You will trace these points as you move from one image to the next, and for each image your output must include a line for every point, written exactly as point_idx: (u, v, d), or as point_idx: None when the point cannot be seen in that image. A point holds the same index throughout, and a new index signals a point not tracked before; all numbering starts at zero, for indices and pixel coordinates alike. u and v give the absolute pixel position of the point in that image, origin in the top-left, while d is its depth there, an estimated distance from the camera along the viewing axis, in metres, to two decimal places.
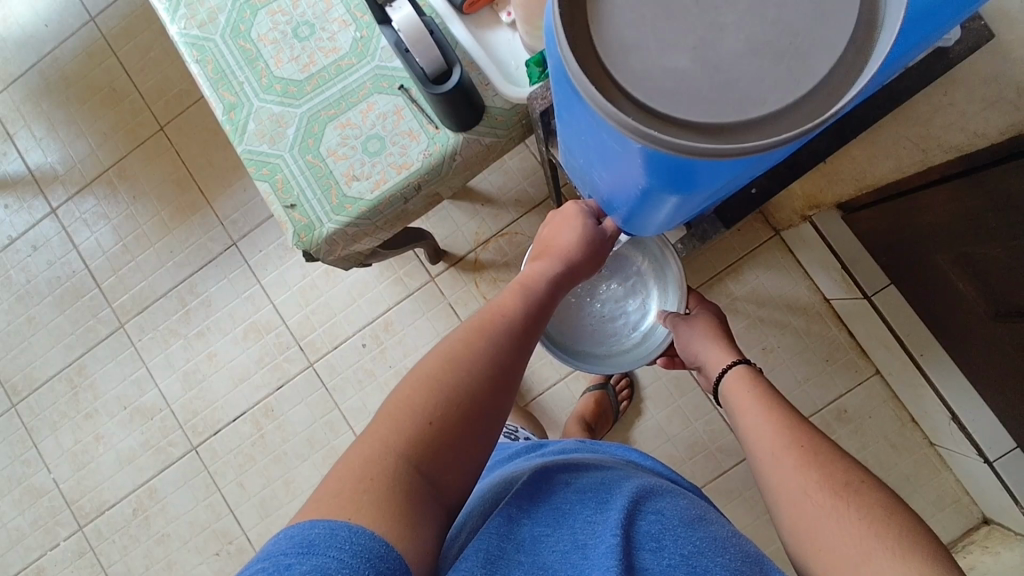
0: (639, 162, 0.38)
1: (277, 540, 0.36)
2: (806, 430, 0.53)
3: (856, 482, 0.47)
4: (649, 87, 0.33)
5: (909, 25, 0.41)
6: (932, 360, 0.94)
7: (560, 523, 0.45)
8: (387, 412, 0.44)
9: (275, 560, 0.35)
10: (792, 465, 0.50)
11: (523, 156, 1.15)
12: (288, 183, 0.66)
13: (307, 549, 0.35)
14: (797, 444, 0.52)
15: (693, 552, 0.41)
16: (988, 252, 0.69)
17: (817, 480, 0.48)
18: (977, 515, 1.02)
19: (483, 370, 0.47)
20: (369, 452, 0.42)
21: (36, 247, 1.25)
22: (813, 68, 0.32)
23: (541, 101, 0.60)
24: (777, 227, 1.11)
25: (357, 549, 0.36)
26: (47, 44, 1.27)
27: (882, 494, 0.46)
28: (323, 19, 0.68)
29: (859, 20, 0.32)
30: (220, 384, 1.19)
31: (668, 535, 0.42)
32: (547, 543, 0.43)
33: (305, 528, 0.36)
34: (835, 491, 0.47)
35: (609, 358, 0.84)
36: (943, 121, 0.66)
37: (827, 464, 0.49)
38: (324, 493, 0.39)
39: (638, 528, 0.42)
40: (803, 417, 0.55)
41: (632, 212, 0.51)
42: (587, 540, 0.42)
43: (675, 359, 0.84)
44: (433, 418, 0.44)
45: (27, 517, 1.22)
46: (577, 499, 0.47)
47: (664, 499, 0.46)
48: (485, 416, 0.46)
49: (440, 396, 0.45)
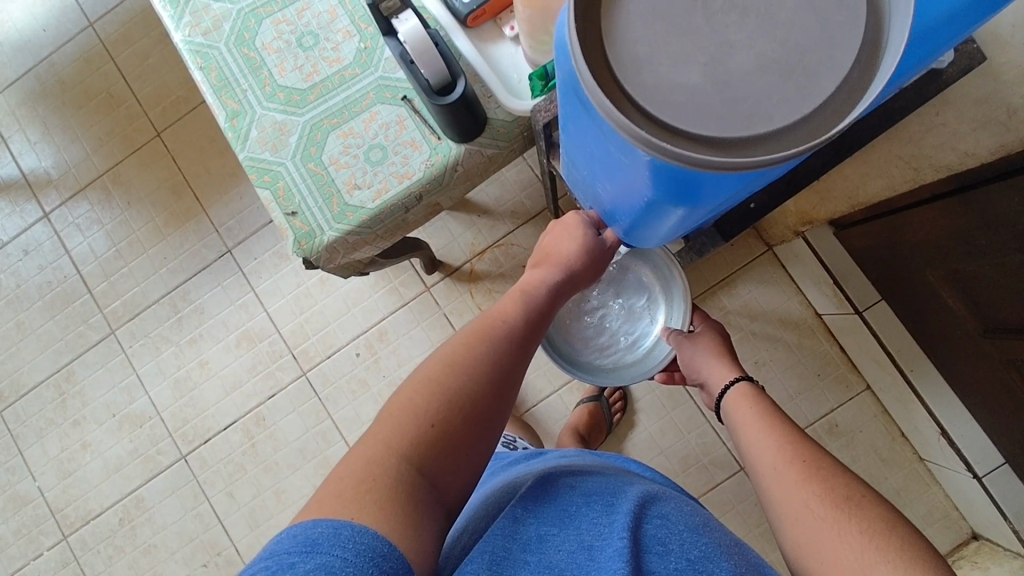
0: (645, 174, 0.39)
1: (279, 540, 0.36)
2: (808, 446, 0.54)
3: (856, 496, 0.48)
4: (660, 101, 0.34)
5: (910, 50, 0.42)
6: (922, 375, 0.96)
7: (566, 524, 0.45)
8: (387, 415, 0.44)
9: (278, 558, 0.35)
10: (794, 479, 0.51)
11: (520, 168, 1.16)
12: (289, 191, 0.66)
13: (311, 548, 0.35)
14: (799, 459, 0.52)
15: (699, 557, 0.41)
16: (976, 270, 0.70)
17: (818, 493, 0.49)
18: (966, 530, 1.03)
19: (484, 374, 0.47)
20: (370, 453, 0.42)
21: (26, 252, 1.25)
22: (819, 85, 0.33)
23: (543, 113, 0.61)
24: (770, 242, 1.12)
25: (360, 549, 0.36)
26: (44, 49, 1.26)
27: (883, 508, 0.47)
28: (327, 29, 0.69)
29: (863, 41, 0.32)
30: (211, 393, 1.18)
31: (673, 540, 0.42)
32: (553, 542, 0.44)
33: (308, 527, 0.36)
34: (836, 504, 0.47)
35: (633, 366, 0.85)
36: (935, 141, 0.67)
37: (828, 479, 0.50)
38: (326, 493, 0.39)
39: (644, 532, 0.42)
40: (805, 432, 0.56)
41: (634, 223, 0.52)
42: (593, 541, 0.43)
43: (673, 375, 0.84)
44: (435, 420, 0.44)
45: (10, 526, 1.21)
46: (583, 501, 0.47)
47: (667, 505, 0.46)
48: (487, 420, 0.47)
49: (442, 399, 0.45)
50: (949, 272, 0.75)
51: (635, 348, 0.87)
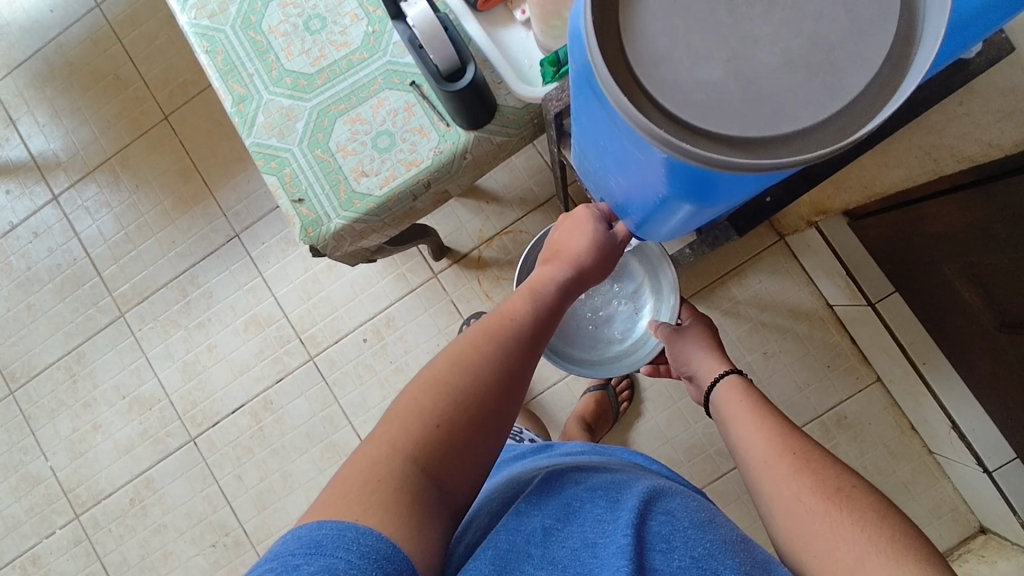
0: (660, 171, 0.37)
1: (284, 541, 0.36)
2: (799, 438, 0.53)
3: (847, 487, 0.47)
4: (679, 99, 0.33)
5: (950, 37, 0.42)
6: (934, 368, 0.95)
7: (570, 520, 0.45)
8: (393, 415, 0.44)
9: (283, 560, 0.35)
10: (785, 471, 0.50)
11: (529, 154, 1.14)
12: (296, 177, 0.65)
13: (315, 550, 0.35)
14: (789, 451, 0.52)
15: (704, 554, 0.40)
16: (995, 262, 0.68)
17: (810, 486, 0.48)
18: (974, 524, 1.02)
19: (490, 374, 0.47)
20: (376, 453, 0.41)
21: (36, 234, 1.25)
22: (845, 85, 0.31)
23: (555, 102, 0.59)
24: (782, 232, 1.11)
25: (364, 551, 0.35)
26: (51, 30, 1.26)
27: (874, 498, 0.46)
28: (335, 13, 0.68)
29: (894, 36, 0.31)
30: (220, 376, 1.19)
31: (678, 537, 0.41)
32: (558, 539, 0.43)
33: (313, 529, 0.36)
34: (828, 496, 0.47)
35: (628, 355, 0.84)
36: (958, 132, 0.65)
37: (818, 471, 0.49)
38: (330, 495, 0.39)
39: (649, 529, 0.42)
40: (796, 425, 0.56)
41: (646, 218, 0.50)
42: (597, 539, 0.42)
43: (660, 367, 0.83)
44: (441, 421, 0.43)
45: (22, 504, 1.22)
46: (587, 497, 0.47)
47: (673, 500, 0.46)
48: (493, 421, 0.46)
49: (449, 398, 0.44)
50: (966, 265, 0.74)
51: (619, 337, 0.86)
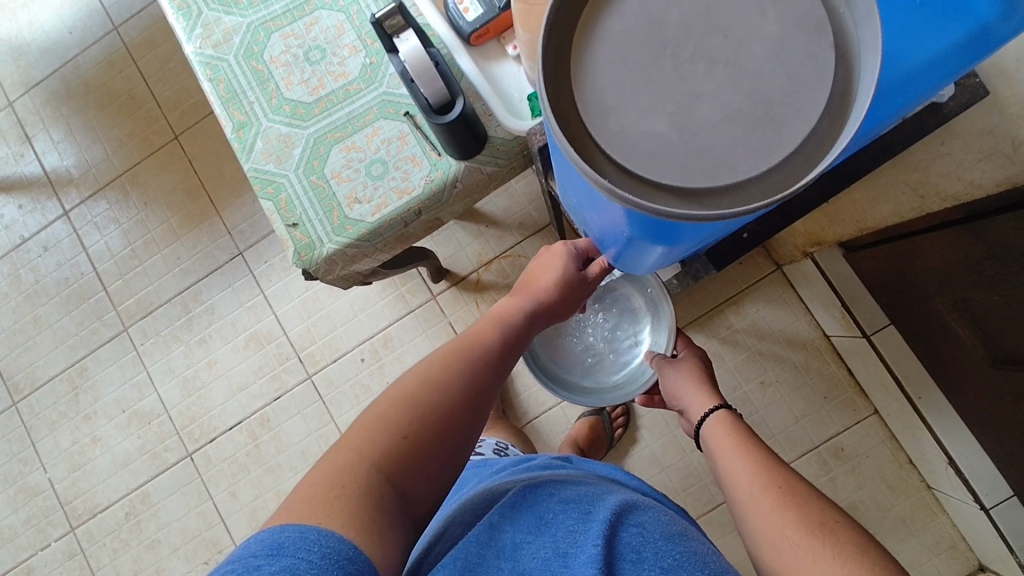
0: (622, 215, 0.39)
1: (246, 544, 0.36)
2: (783, 471, 0.54)
3: (830, 522, 0.48)
4: (626, 148, 0.34)
5: (880, 102, 0.43)
6: (929, 402, 0.94)
7: (542, 531, 0.45)
8: (362, 425, 0.45)
9: (244, 561, 0.34)
10: (770, 505, 0.51)
11: (528, 180, 1.16)
12: (291, 203, 0.67)
13: (276, 552, 0.35)
14: (775, 485, 0.52)
15: (673, 565, 0.41)
16: (987, 299, 0.69)
17: (794, 521, 0.48)
18: (973, 562, 1.01)
19: (457, 390, 0.48)
20: (342, 460, 0.42)
21: (46, 248, 1.27)
22: (782, 138, 0.33)
23: (538, 137, 0.61)
24: (779, 262, 1.12)
25: (325, 552, 0.35)
26: (69, 51, 1.30)
27: (857, 534, 0.47)
28: (334, 44, 0.70)
29: (831, 94, 0.32)
30: (218, 393, 1.20)
31: (648, 548, 0.42)
32: (529, 549, 0.44)
33: (275, 532, 0.36)
34: (810, 530, 0.47)
35: (628, 381, 0.85)
36: (941, 170, 0.66)
37: (802, 505, 0.50)
38: (295, 499, 0.40)
39: (619, 540, 0.42)
40: (780, 458, 0.56)
41: (620, 253, 0.52)
42: (568, 548, 0.43)
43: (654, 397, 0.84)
44: (408, 433, 0.45)
45: (19, 515, 1.23)
46: (560, 508, 0.47)
47: (645, 514, 0.47)
48: (459, 435, 0.47)
49: (415, 412, 0.46)
50: (959, 300, 0.74)
51: (638, 342, 0.87)
